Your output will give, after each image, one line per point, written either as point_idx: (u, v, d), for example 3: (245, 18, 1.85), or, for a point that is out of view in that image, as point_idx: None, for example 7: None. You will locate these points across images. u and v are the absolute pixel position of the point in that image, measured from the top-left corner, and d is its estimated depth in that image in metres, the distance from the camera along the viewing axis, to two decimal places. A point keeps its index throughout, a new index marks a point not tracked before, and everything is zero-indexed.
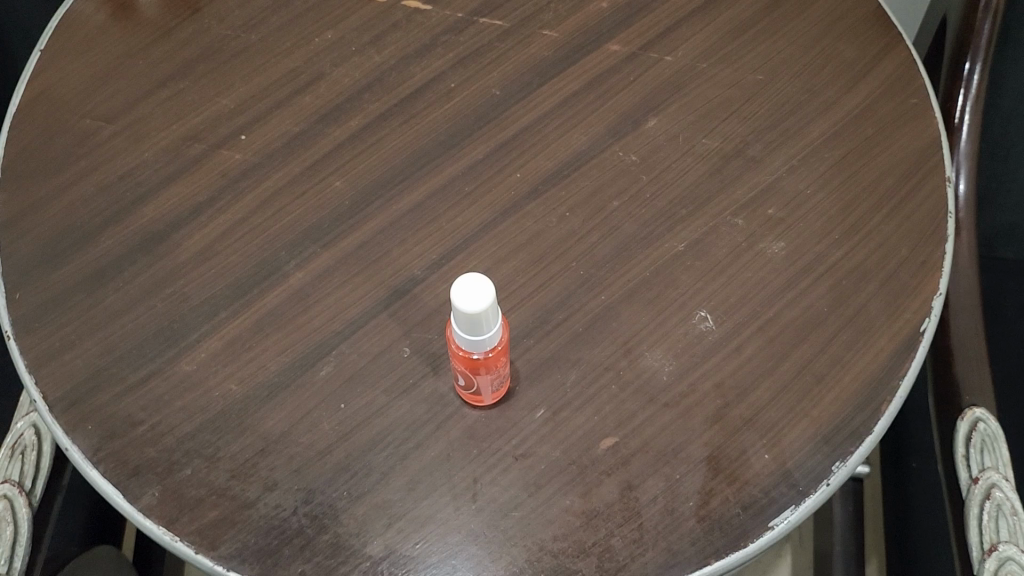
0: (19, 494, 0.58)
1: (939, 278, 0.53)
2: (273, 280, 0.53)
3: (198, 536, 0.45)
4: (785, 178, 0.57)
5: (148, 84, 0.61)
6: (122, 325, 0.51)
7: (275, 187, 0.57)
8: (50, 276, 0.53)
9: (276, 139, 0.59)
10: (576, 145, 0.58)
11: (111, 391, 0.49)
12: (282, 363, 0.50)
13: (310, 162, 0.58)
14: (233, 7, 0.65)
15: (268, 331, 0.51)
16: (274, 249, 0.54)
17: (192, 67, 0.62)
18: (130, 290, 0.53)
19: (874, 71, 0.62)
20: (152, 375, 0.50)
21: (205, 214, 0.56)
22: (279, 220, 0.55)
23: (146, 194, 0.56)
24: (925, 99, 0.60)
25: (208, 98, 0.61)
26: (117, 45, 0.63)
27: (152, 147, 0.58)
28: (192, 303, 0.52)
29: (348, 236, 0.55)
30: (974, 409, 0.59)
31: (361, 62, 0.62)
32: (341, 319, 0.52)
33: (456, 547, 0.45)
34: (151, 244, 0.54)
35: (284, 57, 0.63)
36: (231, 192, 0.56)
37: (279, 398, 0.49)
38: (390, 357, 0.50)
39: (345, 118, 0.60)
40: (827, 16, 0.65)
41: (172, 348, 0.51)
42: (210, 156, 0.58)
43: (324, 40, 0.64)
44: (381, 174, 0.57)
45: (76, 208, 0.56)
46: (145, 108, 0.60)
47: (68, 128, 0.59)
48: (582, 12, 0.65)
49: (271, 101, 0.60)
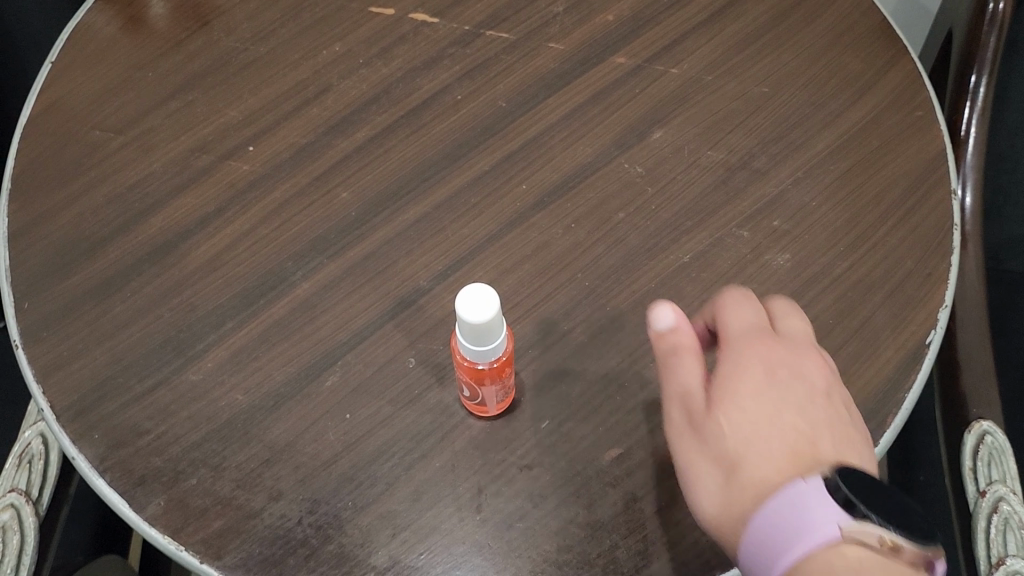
0: (26, 503, 0.59)
1: (944, 291, 0.53)
2: (281, 290, 0.53)
3: (203, 546, 0.45)
4: (791, 190, 0.57)
5: (157, 95, 0.62)
6: (129, 336, 0.52)
7: (282, 199, 0.57)
8: (59, 286, 0.54)
9: (284, 150, 0.59)
10: (583, 156, 0.59)
11: (118, 400, 0.50)
12: (288, 373, 0.50)
13: (317, 173, 0.58)
14: (241, 20, 0.66)
15: (275, 341, 0.51)
16: (281, 260, 0.54)
17: (201, 79, 0.63)
18: (139, 301, 0.53)
19: (880, 83, 0.62)
20: (158, 385, 0.50)
21: (213, 224, 0.56)
22: (287, 231, 0.56)
23: (155, 205, 0.57)
24: (931, 112, 0.60)
25: (218, 110, 0.61)
26: (128, 56, 0.64)
27: (161, 158, 0.59)
28: (199, 313, 0.52)
29: (354, 247, 0.55)
30: (981, 422, 0.59)
31: (369, 74, 0.63)
32: (347, 329, 0.52)
33: (461, 558, 0.45)
34: (159, 254, 0.55)
35: (292, 68, 0.63)
36: (239, 203, 0.57)
37: (286, 407, 0.49)
38: (395, 368, 0.51)
39: (353, 130, 0.60)
40: (832, 30, 0.65)
41: (180, 357, 0.51)
42: (218, 167, 0.58)
43: (332, 52, 0.64)
44: (388, 186, 0.58)
45: (85, 218, 0.56)
46: (155, 119, 0.61)
47: (77, 139, 0.60)
48: (588, 25, 0.65)
49: (279, 113, 0.61)
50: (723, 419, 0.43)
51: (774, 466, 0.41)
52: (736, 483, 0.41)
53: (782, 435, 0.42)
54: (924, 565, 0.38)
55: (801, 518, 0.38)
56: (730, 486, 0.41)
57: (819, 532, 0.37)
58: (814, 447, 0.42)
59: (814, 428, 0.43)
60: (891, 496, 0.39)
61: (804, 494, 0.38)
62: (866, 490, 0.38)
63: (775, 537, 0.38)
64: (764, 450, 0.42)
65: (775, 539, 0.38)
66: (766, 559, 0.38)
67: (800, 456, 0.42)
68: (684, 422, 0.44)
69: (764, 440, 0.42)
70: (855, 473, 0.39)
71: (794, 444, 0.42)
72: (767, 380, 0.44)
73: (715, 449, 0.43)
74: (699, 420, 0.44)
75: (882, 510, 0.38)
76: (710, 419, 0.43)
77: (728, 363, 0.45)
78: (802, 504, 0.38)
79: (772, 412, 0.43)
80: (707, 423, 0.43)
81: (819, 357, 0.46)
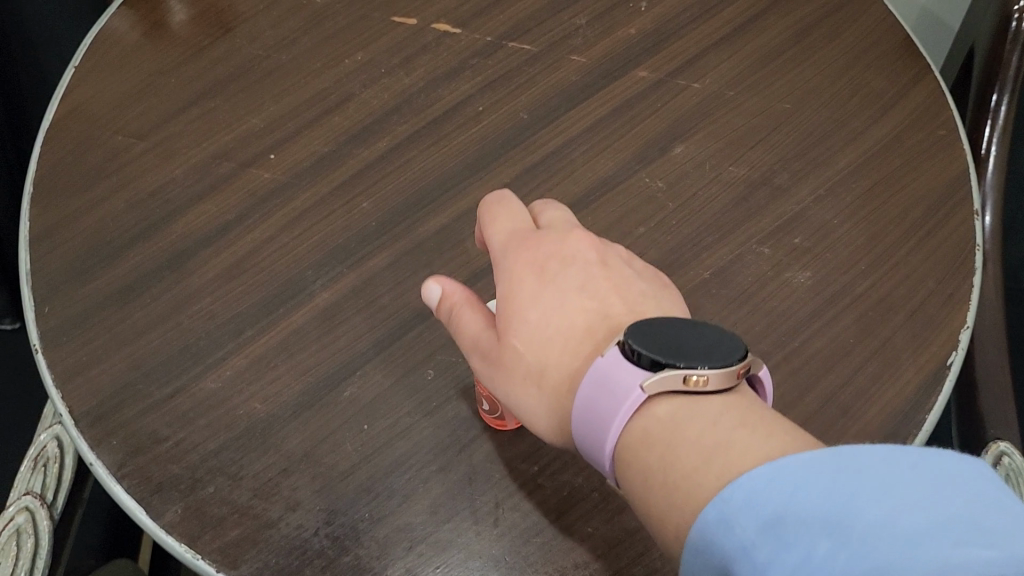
0: (41, 507, 0.59)
1: (966, 312, 0.52)
2: (301, 299, 0.53)
3: (220, 555, 0.45)
4: (812, 208, 0.57)
5: (179, 101, 0.62)
6: (149, 342, 0.52)
7: (303, 207, 0.57)
8: (79, 291, 0.54)
9: (305, 158, 0.59)
10: (603, 170, 0.59)
11: (136, 407, 0.50)
12: (308, 382, 0.50)
13: (338, 182, 0.58)
14: (264, 27, 0.66)
15: (294, 350, 0.51)
16: (300, 269, 0.54)
17: (223, 86, 0.63)
18: (159, 307, 0.53)
19: (901, 103, 0.62)
20: (177, 392, 0.50)
21: (233, 232, 0.56)
22: (307, 239, 0.56)
23: (176, 211, 0.57)
24: (953, 132, 0.60)
25: (239, 117, 0.61)
26: (151, 62, 0.64)
27: (182, 164, 0.59)
28: (219, 320, 0.52)
29: (374, 257, 0.55)
30: (999, 443, 0.59)
31: (391, 83, 0.63)
32: (366, 339, 0.52)
33: (477, 572, 0.45)
34: (179, 261, 0.55)
35: (314, 77, 0.63)
36: (260, 211, 0.57)
37: (304, 417, 0.49)
38: (413, 380, 0.51)
39: (374, 139, 0.60)
40: (854, 48, 0.65)
41: (199, 364, 0.51)
42: (239, 174, 0.58)
43: (354, 61, 0.64)
44: (408, 196, 0.58)
45: (106, 223, 0.56)
46: (177, 125, 0.61)
47: (99, 144, 0.60)
48: (610, 38, 0.65)
49: (301, 121, 0.61)
50: (518, 344, 0.41)
51: (576, 358, 0.40)
52: (550, 393, 0.40)
53: (569, 322, 0.42)
54: (734, 379, 0.36)
55: (606, 393, 0.37)
56: (544, 398, 0.41)
57: (624, 397, 0.36)
58: (604, 318, 0.42)
59: (599, 296, 0.43)
60: (686, 334, 0.38)
61: (605, 367, 0.37)
62: (657, 343, 0.37)
63: (593, 419, 0.37)
64: (560, 344, 0.41)
65: (593, 422, 0.37)
66: (594, 442, 0.38)
67: (594, 333, 0.41)
68: (484, 363, 0.43)
69: (556, 334, 0.41)
70: (644, 326, 0.38)
71: (587, 327, 0.41)
72: (542, 279, 0.43)
73: (519, 372, 0.41)
74: (497, 348, 0.42)
75: (687, 354, 0.36)
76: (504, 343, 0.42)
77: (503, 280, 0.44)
78: (601, 377, 0.37)
79: (560, 308, 0.42)
80: (504, 348, 0.42)
81: (580, 230, 0.46)
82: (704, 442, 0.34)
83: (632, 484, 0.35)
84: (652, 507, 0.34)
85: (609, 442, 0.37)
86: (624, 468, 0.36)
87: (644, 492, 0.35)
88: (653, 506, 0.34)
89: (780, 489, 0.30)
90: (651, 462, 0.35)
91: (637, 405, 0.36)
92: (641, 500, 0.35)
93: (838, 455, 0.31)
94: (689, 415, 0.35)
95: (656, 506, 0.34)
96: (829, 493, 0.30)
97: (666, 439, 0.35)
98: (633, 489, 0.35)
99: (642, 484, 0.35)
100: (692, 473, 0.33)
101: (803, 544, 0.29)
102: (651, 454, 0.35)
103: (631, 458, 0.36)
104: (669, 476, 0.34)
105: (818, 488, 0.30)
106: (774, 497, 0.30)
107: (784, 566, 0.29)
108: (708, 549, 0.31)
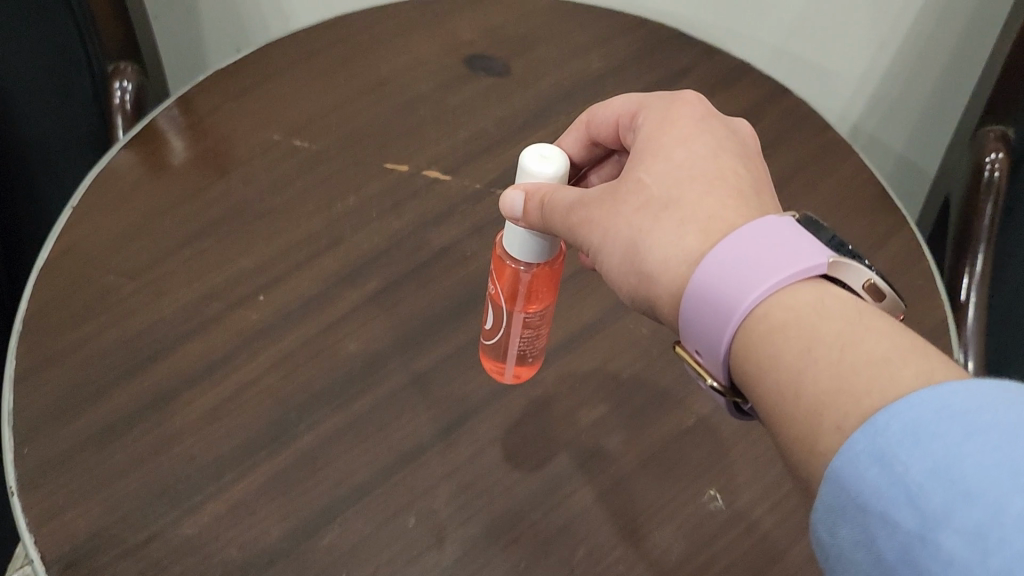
0: None
1: None
2: (282, 442, 0.53)
3: None
4: None
5: (175, 239, 0.63)
6: (128, 485, 0.50)
7: (288, 348, 0.57)
8: (60, 430, 0.52)
9: (294, 299, 0.60)
10: (585, 317, 0.61)
11: (110, 554, 0.48)
12: (286, 528, 0.49)
13: (325, 324, 0.59)
14: (261, 169, 0.68)
15: (274, 494, 0.51)
16: (284, 411, 0.54)
17: (218, 227, 0.64)
18: (141, 448, 0.52)
19: (877, 252, 0.64)
20: (152, 538, 0.49)
21: (220, 371, 0.56)
22: (292, 381, 0.56)
23: (164, 349, 0.57)
24: (930, 281, 0.62)
25: (233, 256, 0.62)
26: (150, 200, 0.65)
27: (174, 302, 0.59)
28: (199, 462, 0.52)
29: (359, 399, 0.55)
30: None
31: (382, 226, 0.64)
32: (347, 483, 0.51)
33: None
34: (163, 401, 0.54)
35: (307, 218, 0.65)
36: (247, 350, 0.57)
37: (281, 566, 0.48)
38: (394, 527, 0.50)
39: (363, 282, 0.61)
40: (831, 198, 0.68)
41: (175, 509, 0.50)
42: (228, 314, 0.59)
43: (347, 203, 0.66)
44: (396, 338, 0.59)
45: (92, 360, 0.56)
46: (171, 264, 0.61)
47: (91, 279, 0.60)
48: None
49: (292, 263, 0.62)
50: (644, 175, 0.44)
51: (708, 200, 0.42)
52: (667, 223, 0.42)
53: (703, 164, 0.44)
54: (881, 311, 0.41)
55: (779, 257, 0.39)
56: (656, 229, 0.43)
57: (800, 263, 0.38)
58: (745, 182, 0.44)
59: (750, 171, 0.45)
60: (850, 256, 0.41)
61: (788, 239, 0.39)
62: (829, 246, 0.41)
63: (748, 271, 0.39)
64: (690, 181, 0.43)
65: (749, 274, 0.39)
66: (729, 295, 0.39)
67: (730, 187, 0.43)
68: (580, 197, 0.45)
69: (704, 182, 0.43)
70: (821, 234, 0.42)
71: (722, 176, 0.43)
72: (698, 131, 0.46)
73: (638, 203, 0.44)
74: (615, 186, 0.45)
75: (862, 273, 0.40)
76: (629, 176, 0.45)
77: (642, 128, 0.47)
78: (777, 237, 0.39)
79: (699, 154, 0.44)
80: (648, 181, 0.44)
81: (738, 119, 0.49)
82: (890, 344, 0.35)
83: (782, 362, 0.37)
84: (806, 386, 0.36)
85: (758, 297, 0.38)
86: (773, 334, 0.38)
87: (802, 362, 0.36)
88: (820, 377, 0.35)
89: (951, 431, 0.31)
90: (824, 341, 0.36)
91: (807, 278, 0.39)
92: (791, 374, 0.36)
93: (1009, 403, 0.31)
94: (863, 317, 0.37)
95: (812, 387, 0.35)
96: (1009, 438, 0.30)
97: (847, 326, 0.36)
98: (781, 354, 0.37)
99: (800, 357, 0.36)
100: (880, 365, 0.35)
101: (989, 496, 0.28)
102: (825, 331, 0.37)
103: (783, 328, 0.37)
104: (842, 360, 0.35)
105: (996, 432, 0.30)
106: (942, 437, 0.31)
107: (963, 521, 0.29)
108: (867, 486, 0.32)
